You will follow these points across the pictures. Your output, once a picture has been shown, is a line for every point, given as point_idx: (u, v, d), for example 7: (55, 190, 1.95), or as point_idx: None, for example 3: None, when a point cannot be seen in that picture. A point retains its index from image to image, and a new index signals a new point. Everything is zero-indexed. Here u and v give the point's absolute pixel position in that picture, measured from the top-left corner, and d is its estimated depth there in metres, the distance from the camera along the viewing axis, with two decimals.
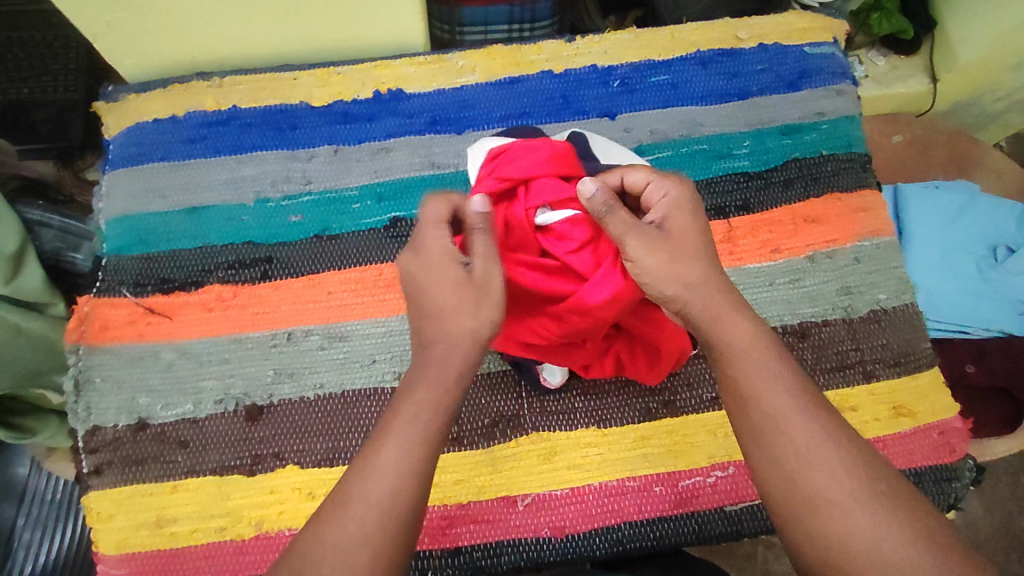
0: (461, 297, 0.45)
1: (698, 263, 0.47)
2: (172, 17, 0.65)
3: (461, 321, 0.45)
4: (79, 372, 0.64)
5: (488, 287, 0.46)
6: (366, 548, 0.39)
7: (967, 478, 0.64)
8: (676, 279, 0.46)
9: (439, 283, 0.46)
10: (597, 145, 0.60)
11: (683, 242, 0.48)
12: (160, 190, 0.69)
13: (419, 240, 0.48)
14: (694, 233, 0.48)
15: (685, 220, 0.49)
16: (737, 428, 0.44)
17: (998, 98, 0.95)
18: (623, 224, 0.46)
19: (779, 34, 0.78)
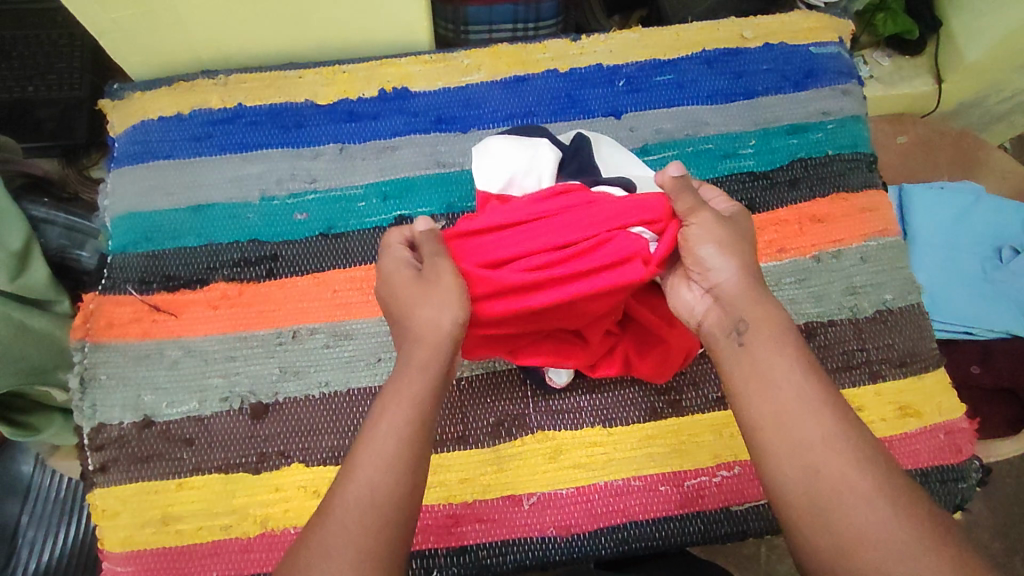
0: (415, 295, 0.48)
1: (745, 244, 0.49)
2: (178, 15, 0.65)
3: (416, 313, 0.47)
4: (84, 369, 0.64)
5: (436, 279, 0.48)
6: (368, 543, 0.40)
7: (973, 479, 0.64)
8: (722, 254, 0.48)
9: (399, 289, 0.49)
10: (598, 149, 0.60)
11: (735, 228, 0.50)
12: (165, 188, 0.69)
13: (382, 268, 0.51)
14: (743, 224, 0.51)
15: (736, 214, 0.51)
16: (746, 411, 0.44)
17: (1003, 98, 0.95)
18: (690, 203, 0.49)
19: (785, 34, 0.78)
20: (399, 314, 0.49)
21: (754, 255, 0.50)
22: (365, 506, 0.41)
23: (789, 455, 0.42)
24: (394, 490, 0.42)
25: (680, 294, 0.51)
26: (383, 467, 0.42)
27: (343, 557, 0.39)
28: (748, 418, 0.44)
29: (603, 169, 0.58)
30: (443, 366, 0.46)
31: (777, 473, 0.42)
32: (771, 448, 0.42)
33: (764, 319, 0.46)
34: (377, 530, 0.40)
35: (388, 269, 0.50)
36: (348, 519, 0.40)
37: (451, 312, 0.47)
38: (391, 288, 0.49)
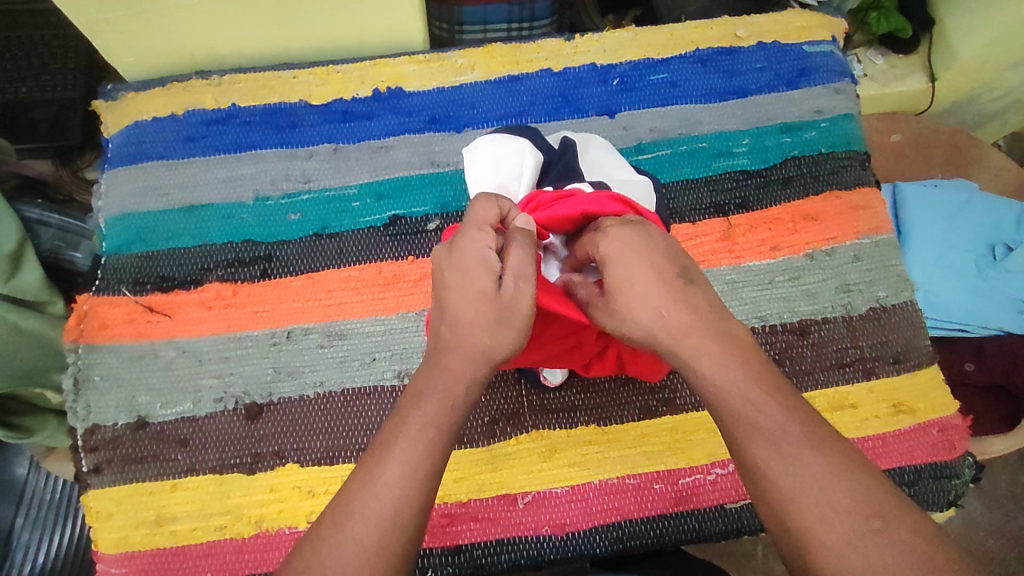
0: (485, 310, 0.44)
1: (647, 300, 0.43)
2: (170, 16, 0.65)
3: (476, 334, 0.44)
4: (78, 370, 0.64)
5: (515, 308, 0.43)
6: (370, 540, 0.39)
7: (967, 476, 0.64)
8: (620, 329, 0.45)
9: (465, 290, 0.44)
10: (585, 153, 0.60)
11: (626, 295, 0.44)
12: (159, 188, 0.69)
13: (458, 239, 0.46)
14: (636, 279, 0.44)
15: (626, 272, 0.44)
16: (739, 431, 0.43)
17: (996, 97, 0.95)
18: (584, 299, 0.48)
19: (779, 32, 0.78)
20: (454, 320, 0.45)
21: (658, 295, 0.43)
22: (362, 506, 0.40)
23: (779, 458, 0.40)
24: (388, 483, 0.40)
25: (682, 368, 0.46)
26: (376, 461, 0.41)
27: (334, 551, 0.38)
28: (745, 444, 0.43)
29: (587, 174, 0.58)
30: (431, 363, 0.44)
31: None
32: None
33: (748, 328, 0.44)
34: (374, 525, 0.39)
35: (467, 253, 0.45)
36: (346, 515, 0.39)
37: (509, 346, 0.44)
38: (458, 281, 0.44)
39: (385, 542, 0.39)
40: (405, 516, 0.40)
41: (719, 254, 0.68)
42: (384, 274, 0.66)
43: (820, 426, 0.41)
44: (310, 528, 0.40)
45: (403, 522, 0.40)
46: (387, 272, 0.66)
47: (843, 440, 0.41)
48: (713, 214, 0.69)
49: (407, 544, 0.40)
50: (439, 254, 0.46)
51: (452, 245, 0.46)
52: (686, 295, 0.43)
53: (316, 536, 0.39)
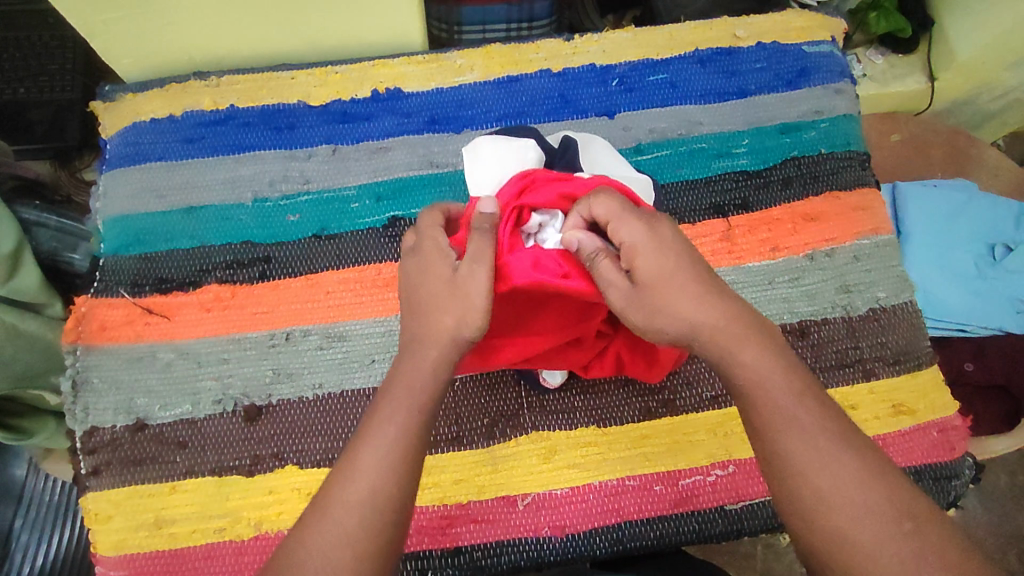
0: (444, 293, 0.45)
1: (688, 290, 0.43)
2: (168, 17, 0.65)
3: (437, 315, 0.45)
4: (76, 372, 0.64)
5: (468, 287, 0.44)
6: (362, 542, 0.39)
7: (967, 476, 0.64)
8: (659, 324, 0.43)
9: (428, 283, 0.46)
10: (586, 150, 0.60)
11: (666, 286, 0.43)
12: (157, 190, 0.69)
13: (418, 243, 0.48)
14: (674, 269, 0.43)
15: (662, 262, 0.43)
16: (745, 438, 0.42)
17: (995, 97, 0.95)
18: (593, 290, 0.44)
19: (778, 33, 0.78)
20: (416, 312, 0.46)
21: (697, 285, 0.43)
22: (354, 505, 0.39)
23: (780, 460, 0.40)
24: (384, 484, 0.40)
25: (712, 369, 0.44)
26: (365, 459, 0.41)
27: (331, 552, 0.38)
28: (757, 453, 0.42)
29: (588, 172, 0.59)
30: (429, 363, 0.44)
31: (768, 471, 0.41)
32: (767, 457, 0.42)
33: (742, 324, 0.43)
34: (367, 527, 0.39)
35: (427, 248, 0.47)
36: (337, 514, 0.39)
37: (470, 326, 0.44)
38: (418, 275, 0.47)
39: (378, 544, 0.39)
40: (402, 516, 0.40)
41: (719, 255, 0.68)
42: (383, 275, 0.66)
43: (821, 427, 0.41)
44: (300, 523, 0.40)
45: (394, 522, 0.40)
46: (386, 274, 0.66)
47: (848, 442, 0.41)
48: (713, 215, 0.69)
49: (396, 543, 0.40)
50: (404, 263, 0.49)
51: (412, 253, 0.48)
52: (717, 285, 0.44)
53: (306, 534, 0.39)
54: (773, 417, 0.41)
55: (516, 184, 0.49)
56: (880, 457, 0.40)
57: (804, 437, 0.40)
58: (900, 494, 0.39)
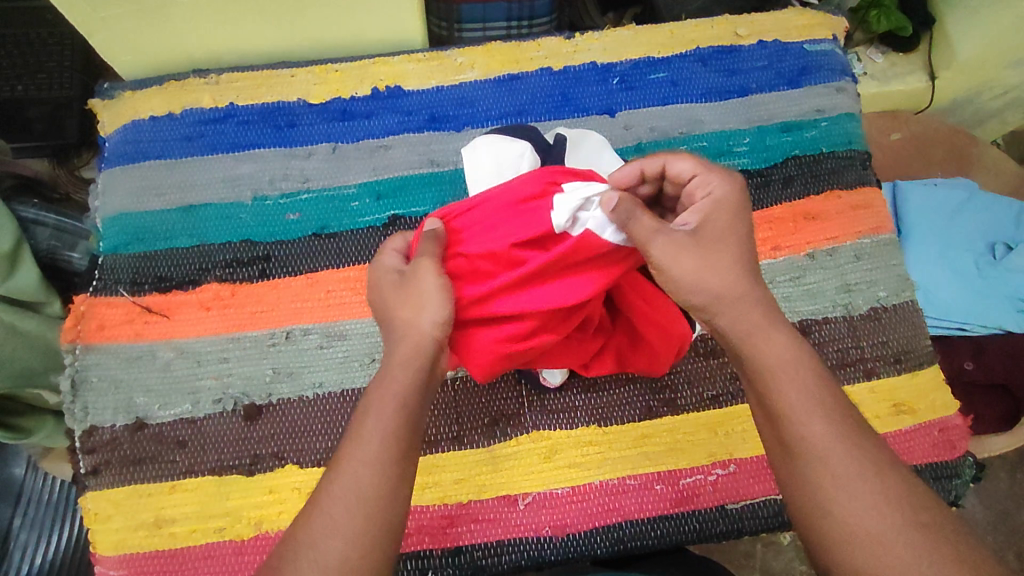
0: (397, 297, 0.47)
1: (740, 257, 0.45)
2: (167, 14, 0.64)
3: (398, 314, 0.46)
4: (75, 372, 0.63)
5: (420, 284, 0.46)
6: (359, 540, 0.39)
7: (968, 475, 0.64)
8: (702, 273, 0.43)
9: (391, 298, 0.47)
10: (579, 155, 0.59)
11: (722, 244, 0.45)
12: (156, 188, 0.69)
13: (376, 279, 0.49)
14: (732, 237, 0.45)
15: (724, 224, 0.46)
16: (767, 445, 0.43)
17: (995, 96, 0.95)
18: (647, 227, 0.43)
19: (779, 31, 0.78)
20: (387, 318, 0.47)
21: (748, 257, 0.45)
22: (347, 499, 0.39)
23: (800, 458, 0.40)
24: (373, 483, 0.40)
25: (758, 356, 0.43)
26: (360, 454, 0.41)
27: (320, 547, 0.38)
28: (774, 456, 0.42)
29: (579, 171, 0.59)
30: (424, 361, 0.44)
31: (780, 464, 0.42)
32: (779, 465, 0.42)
33: (759, 315, 0.44)
34: (354, 520, 0.39)
35: (375, 276, 0.49)
36: (334, 514, 0.39)
37: (432, 313, 0.45)
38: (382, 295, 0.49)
39: (376, 544, 0.39)
40: (386, 511, 0.40)
41: None
42: None
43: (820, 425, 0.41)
44: (300, 519, 0.40)
45: (389, 519, 0.40)
46: None
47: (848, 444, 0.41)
48: None
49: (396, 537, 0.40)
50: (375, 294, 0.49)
51: (377, 282, 0.49)
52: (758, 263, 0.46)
53: (303, 530, 0.39)
54: (789, 415, 0.41)
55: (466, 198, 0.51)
56: (882, 458, 0.40)
57: (811, 428, 0.40)
58: (899, 495, 0.39)
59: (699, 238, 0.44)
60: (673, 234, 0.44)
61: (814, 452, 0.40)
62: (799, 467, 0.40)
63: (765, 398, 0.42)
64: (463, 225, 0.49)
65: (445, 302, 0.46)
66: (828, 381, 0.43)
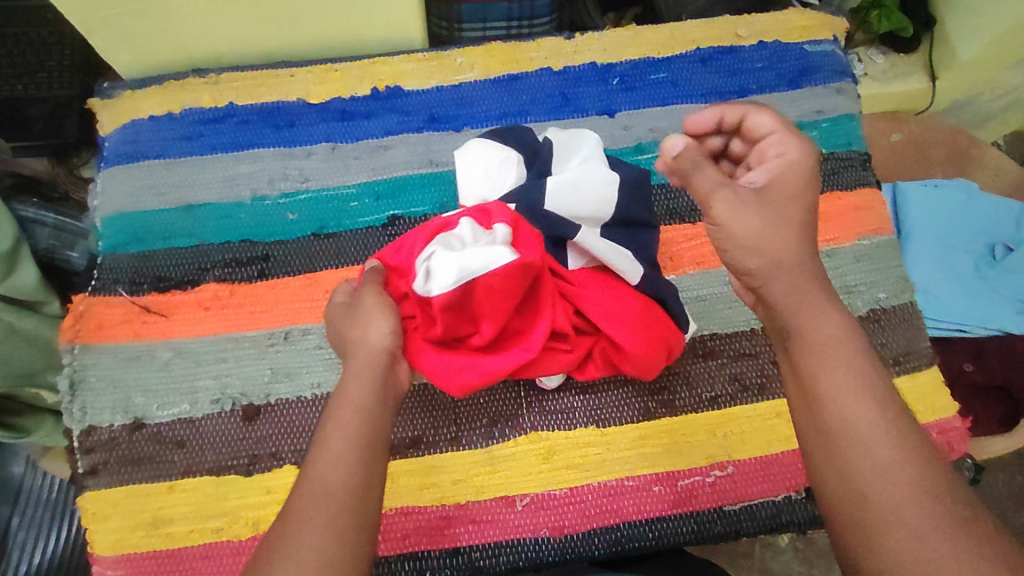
0: (347, 320, 0.49)
1: (805, 222, 0.44)
2: (166, 13, 0.64)
3: (350, 333, 0.48)
4: (73, 371, 0.63)
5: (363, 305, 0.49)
6: (338, 539, 0.38)
7: (965, 478, 0.65)
8: (765, 232, 0.43)
9: (341, 324, 0.50)
10: (562, 156, 0.59)
11: (788, 204, 0.44)
12: (156, 187, 0.69)
13: (330, 317, 0.52)
14: (799, 199, 0.45)
15: (793, 186, 0.46)
16: (800, 425, 0.41)
17: (996, 97, 0.95)
18: (711, 181, 0.44)
19: (780, 32, 0.77)
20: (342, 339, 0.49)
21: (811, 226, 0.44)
22: (329, 496, 0.40)
23: (841, 440, 0.39)
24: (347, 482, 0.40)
25: (812, 327, 0.42)
26: (338, 452, 0.41)
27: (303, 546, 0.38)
28: (807, 437, 0.41)
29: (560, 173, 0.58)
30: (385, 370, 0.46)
31: (815, 448, 0.40)
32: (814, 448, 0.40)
33: (811, 287, 0.43)
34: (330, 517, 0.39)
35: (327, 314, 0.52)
36: (318, 511, 0.39)
37: (376, 324, 0.47)
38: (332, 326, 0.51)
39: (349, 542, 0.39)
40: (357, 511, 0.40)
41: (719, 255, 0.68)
42: None
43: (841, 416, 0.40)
44: (285, 516, 0.40)
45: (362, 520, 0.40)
46: None
47: None
48: None
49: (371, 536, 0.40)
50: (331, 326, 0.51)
51: (331, 318, 0.52)
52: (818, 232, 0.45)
53: (289, 525, 0.39)
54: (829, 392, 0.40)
55: (407, 243, 0.54)
56: None
57: (852, 410, 0.39)
58: None
59: (766, 196, 0.45)
60: (739, 190, 0.44)
61: (856, 434, 0.38)
62: (834, 450, 0.39)
63: (807, 377, 0.41)
64: (403, 266, 0.53)
65: (386, 316, 0.48)
66: (876, 370, 0.41)
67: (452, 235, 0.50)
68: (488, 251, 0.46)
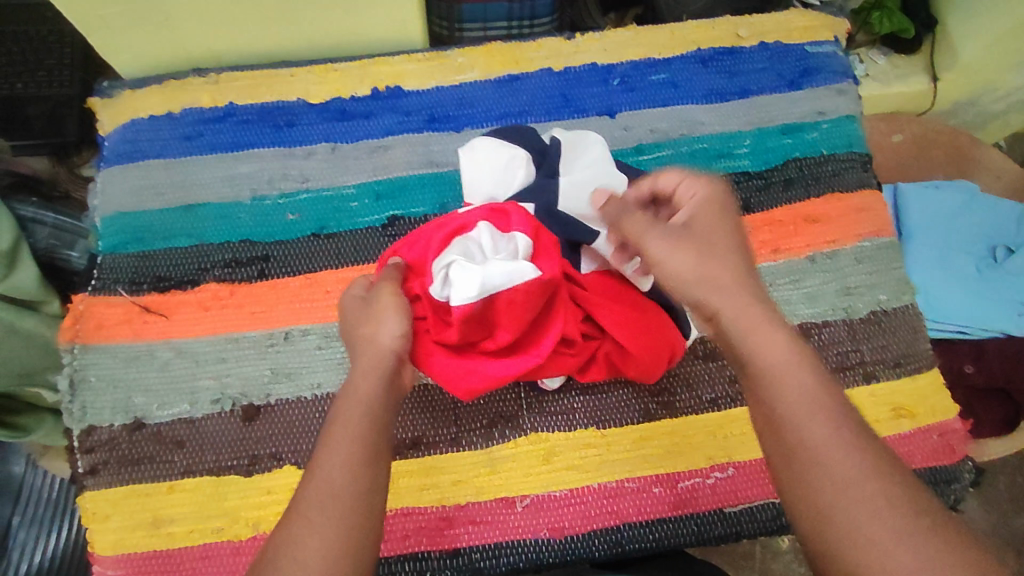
0: (359, 317, 0.49)
1: (734, 248, 0.47)
2: (166, 12, 0.64)
3: (361, 331, 0.48)
4: (74, 371, 0.63)
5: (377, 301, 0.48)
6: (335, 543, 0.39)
7: (967, 479, 0.64)
8: (697, 267, 0.46)
9: (353, 319, 0.49)
10: (569, 157, 0.59)
11: (713, 236, 0.47)
12: (156, 187, 0.69)
13: (344, 306, 0.51)
14: (723, 231, 0.48)
15: (716, 218, 0.49)
16: (765, 449, 0.42)
17: (997, 98, 0.95)
18: (639, 225, 0.48)
19: (781, 32, 0.77)
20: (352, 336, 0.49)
21: (742, 253, 0.47)
22: (326, 499, 0.40)
23: (802, 460, 0.40)
24: (351, 486, 0.40)
25: (760, 351, 0.43)
26: (343, 456, 0.41)
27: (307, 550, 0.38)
28: (772, 460, 0.42)
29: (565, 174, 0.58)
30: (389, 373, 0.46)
31: (781, 469, 0.41)
32: (780, 470, 0.41)
33: (754, 311, 0.44)
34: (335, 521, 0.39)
35: (341, 303, 0.52)
36: (316, 512, 0.39)
37: (387, 325, 0.47)
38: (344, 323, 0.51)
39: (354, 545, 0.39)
40: (361, 515, 0.40)
41: None
42: None
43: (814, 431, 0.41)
44: (284, 519, 0.40)
45: (368, 524, 0.40)
46: None
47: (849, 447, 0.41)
48: None
49: (372, 540, 0.40)
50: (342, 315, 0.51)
51: (343, 308, 0.51)
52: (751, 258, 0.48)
53: (291, 527, 0.39)
54: (788, 411, 0.41)
55: (426, 234, 0.53)
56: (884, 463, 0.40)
57: (811, 430, 0.40)
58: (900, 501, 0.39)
59: (692, 230, 0.48)
60: (666, 229, 0.47)
61: (816, 454, 0.40)
62: (797, 471, 0.40)
63: (766, 403, 0.42)
64: (418, 261, 0.52)
65: (399, 317, 0.47)
66: (829, 386, 0.42)
67: (472, 241, 0.49)
68: (510, 266, 0.46)
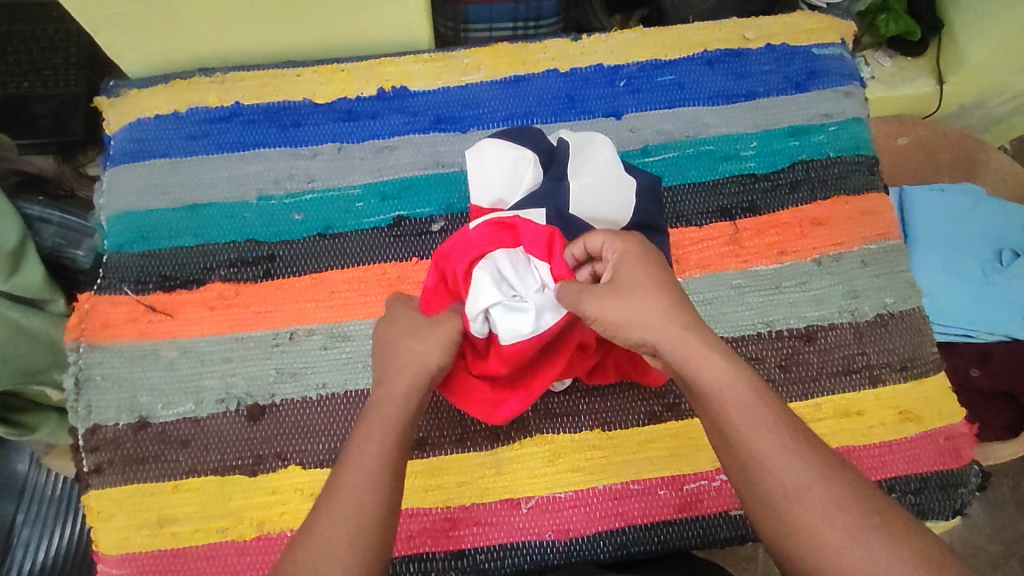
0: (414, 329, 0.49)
1: (662, 283, 0.47)
2: (173, 11, 0.64)
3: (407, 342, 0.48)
4: (79, 369, 0.63)
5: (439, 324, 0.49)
6: (346, 548, 0.39)
7: (973, 484, 0.64)
8: (627, 314, 0.46)
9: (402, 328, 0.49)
10: (577, 158, 0.59)
11: (636, 279, 0.47)
12: (161, 186, 0.69)
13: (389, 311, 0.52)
14: (646, 270, 0.48)
15: (637, 261, 0.48)
16: (725, 467, 0.43)
17: (1004, 101, 0.95)
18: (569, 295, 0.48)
19: (788, 34, 0.77)
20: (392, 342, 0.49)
21: (670, 285, 0.47)
22: (337, 509, 0.40)
23: (755, 470, 0.41)
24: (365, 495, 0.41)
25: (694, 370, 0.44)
26: (362, 464, 0.42)
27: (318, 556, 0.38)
28: (733, 475, 0.43)
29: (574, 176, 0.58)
30: (401, 379, 0.46)
31: (742, 484, 0.42)
32: (743, 487, 0.42)
33: (685, 334, 0.45)
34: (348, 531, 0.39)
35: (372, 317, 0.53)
36: (327, 523, 0.39)
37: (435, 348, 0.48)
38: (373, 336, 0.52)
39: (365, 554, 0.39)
40: (374, 525, 0.40)
41: (724, 258, 0.67)
42: (387, 275, 0.66)
43: (799, 428, 0.42)
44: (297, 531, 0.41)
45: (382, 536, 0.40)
46: (390, 273, 0.66)
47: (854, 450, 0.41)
48: (720, 217, 0.69)
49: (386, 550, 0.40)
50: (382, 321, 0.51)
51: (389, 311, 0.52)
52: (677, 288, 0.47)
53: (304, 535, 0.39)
54: (731, 420, 0.42)
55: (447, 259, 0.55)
56: None
57: (760, 437, 0.41)
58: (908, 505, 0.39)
59: (617, 280, 0.48)
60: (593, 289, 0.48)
61: (767, 460, 0.41)
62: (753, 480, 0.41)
63: (713, 420, 0.43)
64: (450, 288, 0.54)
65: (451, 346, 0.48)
66: (767, 393, 0.43)
67: (497, 269, 0.52)
68: (550, 304, 0.51)
